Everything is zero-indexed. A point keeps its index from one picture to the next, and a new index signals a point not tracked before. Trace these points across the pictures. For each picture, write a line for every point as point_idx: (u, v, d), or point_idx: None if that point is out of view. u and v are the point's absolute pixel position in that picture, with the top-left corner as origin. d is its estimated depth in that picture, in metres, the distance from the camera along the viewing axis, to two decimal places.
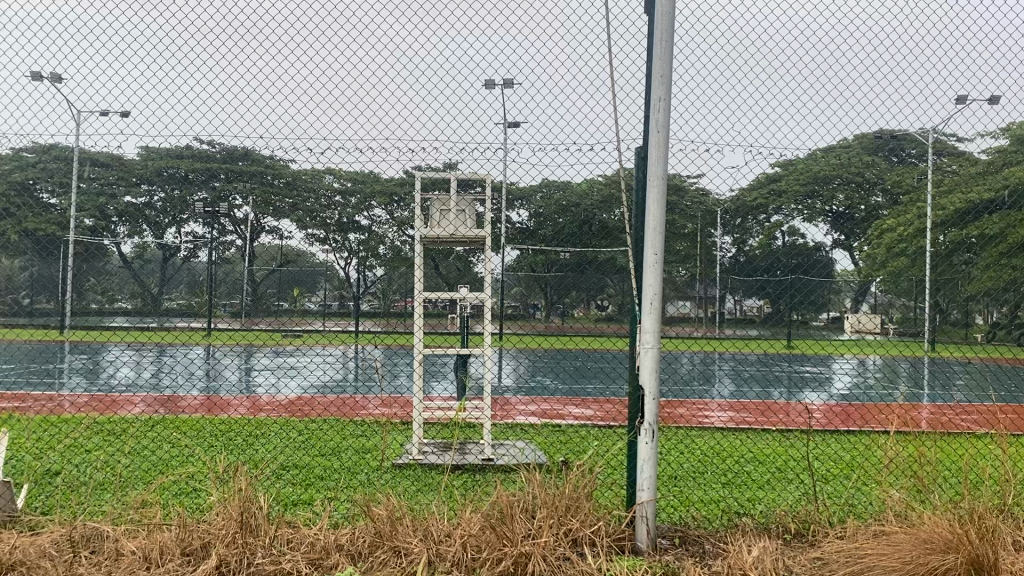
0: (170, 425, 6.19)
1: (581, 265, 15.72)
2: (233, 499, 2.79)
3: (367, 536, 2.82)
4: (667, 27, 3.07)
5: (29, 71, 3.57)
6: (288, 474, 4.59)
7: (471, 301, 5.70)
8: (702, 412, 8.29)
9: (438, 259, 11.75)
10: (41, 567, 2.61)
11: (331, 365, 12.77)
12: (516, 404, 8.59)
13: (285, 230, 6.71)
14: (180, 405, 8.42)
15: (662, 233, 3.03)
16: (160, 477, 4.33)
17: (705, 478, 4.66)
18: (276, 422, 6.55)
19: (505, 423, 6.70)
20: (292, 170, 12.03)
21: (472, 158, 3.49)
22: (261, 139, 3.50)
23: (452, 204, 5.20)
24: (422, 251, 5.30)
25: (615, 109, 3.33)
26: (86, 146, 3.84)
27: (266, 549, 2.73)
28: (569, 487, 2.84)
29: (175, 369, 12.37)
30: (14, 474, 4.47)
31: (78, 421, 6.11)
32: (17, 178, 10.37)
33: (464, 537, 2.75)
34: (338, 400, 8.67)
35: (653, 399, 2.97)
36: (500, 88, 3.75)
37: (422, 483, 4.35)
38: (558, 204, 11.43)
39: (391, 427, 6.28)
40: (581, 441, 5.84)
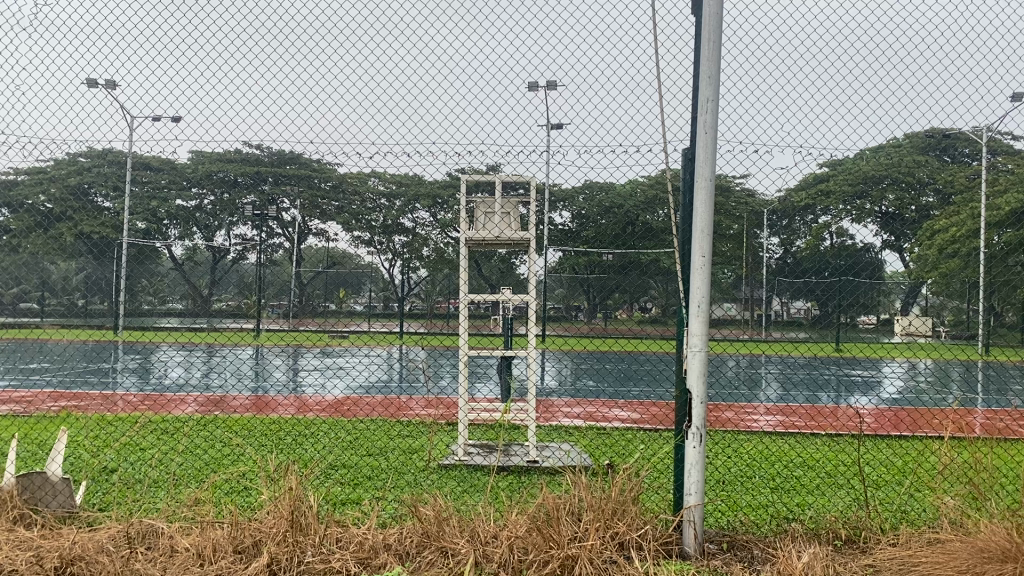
0: (222, 425, 6.29)
1: (625, 267, 15.62)
2: (284, 498, 2.84)
3: (414, 536, 2.85)
4: (715, 26, 3.05)
5: (85, 79, 3.70)
6: (337, 474, 4.65)
7: (515, 303, 5.71)
8: (749, 416, 8.20)
9: (482, 260, 11.78)
10: (99, 563, 2.67)
11: (377, 366, 12.78)
12: (561, 407, 8.56)
13: (332, 232, 6.78)
14: (230, 404, 8.57)
15: (710, 234, 3.00)
16: (213, 475, 4.43)
17: (754, 482, 4.60)
18: (324, 423, 6.64)
19: (550, 425, 6.71)
20: (338, 173, 12.20)
21: (519, 160, 3.51)
22: (308, 144, 3.57)
23: (496, 206, 5.20)
24: (467, 253, 5.30)
25: (662, 109, 3.30)
26: (139, 152, 3.96)
27: (316, 548, 2.77)
28: (616, 491, 2.83)
29: (226, 369, 12.60)
30: (71, 471, 4.59)
31: (133, 420, 6.24)
32: (74, 183, 10.70)
33: (511, 538, 2.74)
34: (384, 401, 8.75)
35: (700, 403, 2.94)
36: (545, 91, 3.75)
37: (468, 484, 4.38)
38: (601, 204, 11.38)
39: (437, 428, 6.33)
40: (627, 444, 5.80)
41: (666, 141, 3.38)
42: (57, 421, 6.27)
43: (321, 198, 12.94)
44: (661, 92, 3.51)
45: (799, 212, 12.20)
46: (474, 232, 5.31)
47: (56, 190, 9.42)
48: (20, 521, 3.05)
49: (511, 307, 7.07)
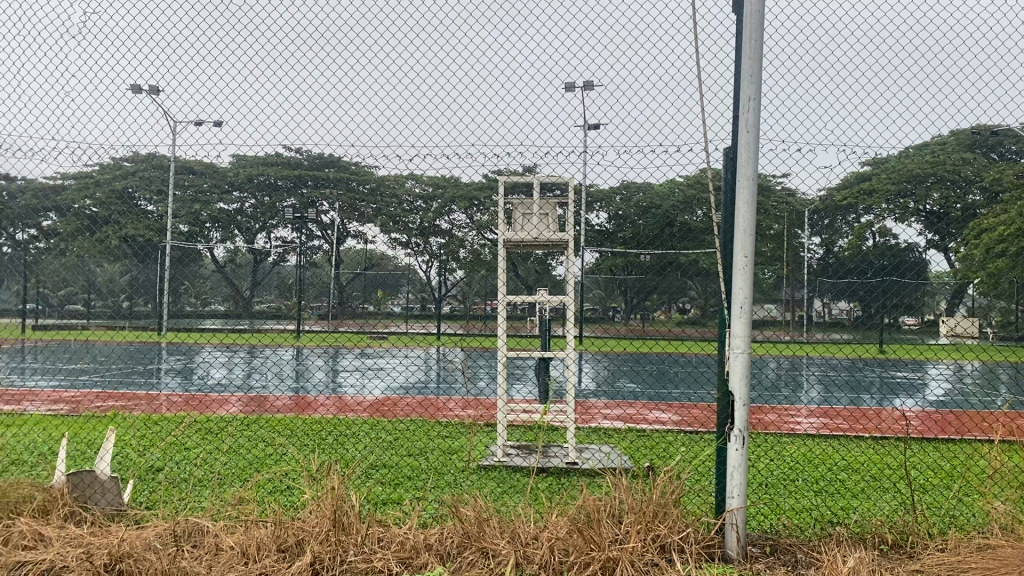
0: (264, 425, 6.38)
1: (663, 268, 15.53)
2: (327, 497, 2.86)
3: (455, 537, 2.86)
4: (757, 23, 3.01)
5: (131, 84, 3.78)
6: (378, 473, 4.70)
7: (553, 304, 5.69)
8: (791, 417, 8.10)
9: (519, 261, 11.79)
10: (146, 560, 2.71)
11: (415, 367, 12.87)
12: (600, 408, 8.55)
13: (370, 233, 6.82)
14: (271, 404, 8.71)
15: (753, 234, 2.96)
16: (256, 475, 4.50)
17: (797, 486, 4.55)
18: (365, 422, 6.72)
19: (589, 426, 6.71)
20: (376, 176, 12.34)
21: (558, 160, 3.51)
22: (349, 147, 3.61)
23: (535, 208, 5.21)
24: (505, 255, 5.27)
25: (703, 108, 3.28)
26: (182, 157, 4.04)
27: (358, 547, 2.79)
28: (657, 493, 2.81)
29: (267, 370, 12.82)
30: (120, 470, 4.70)
31: (178, 420, 6.35)
32: (121, 186, 10.97)
33: (551, 540, 2.74)
34: (423, 401, 8.83)
35: (743, 405, 2.91)
36: (582, 92, 3.75)
37: (507, 485, 4.38)
38: (638, 205, 11.32)
39: (477, 429, 6.37)
40: (668, 447, 5.76)
41: (706, 141, 3.35)
42: (104, 421, 6.40)
43: (359, 200, 13.07)
44: (701, 91, 3.47)
45: (841, 212, 12.04)
46: (511, 234, 5.28)
47: (102, 193, 9.66)
48: (70, 518, 3.12)
49: (548, 308, 7.06)
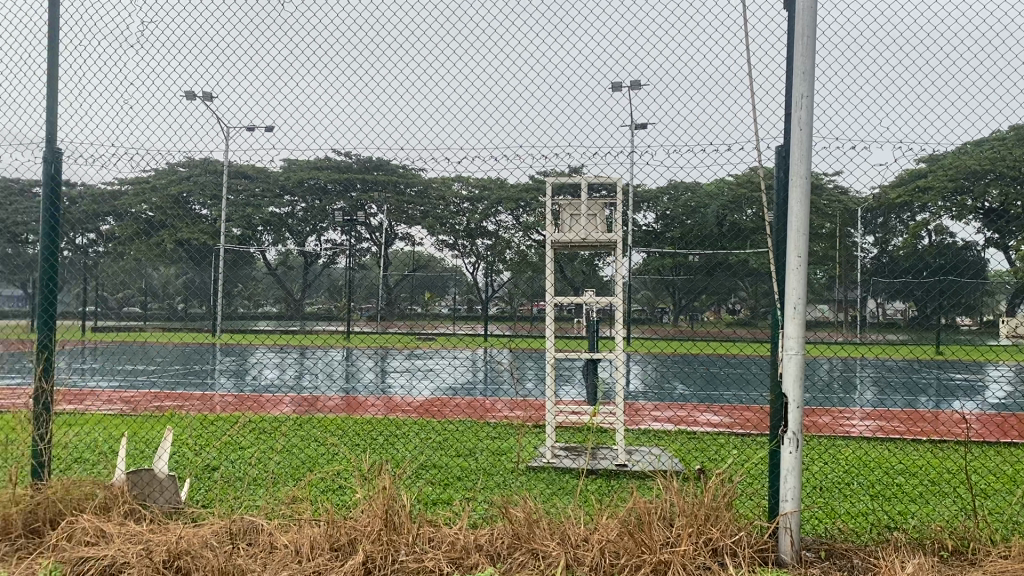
0: (317, 425, 6.46)
1: (711, 268, 15.38)
2: (378, 497, 2.88)
3: (505, 537, 2.86)
4: (808, 19, 2.97)
5: (185, 92, 3.87)
6: (427, 473, 4.74)
7: (600, 305, 5.66)
8: (845, 420, 7.93)
9: (565, 262, 11.76)
10: (204, 558, 2.77)
11: (463, 368, 12.96)
12: (648, 410, 8.48)
13: (418, 235, 6.85)
14: (322, 404, 8.85)
15: (806, 233, 2.92)
16: (308, 474, 4.57)
17: (853, 490, 4.46)
18: (414, 423, 6.77)
19: (638, 429, 6.66)
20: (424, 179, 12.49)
21: (606, 161, 3.49)
22: (399, 151, 3.64)
23: (583, 209, 5.20)
24: (553, 256, 5.25)
25: (754, 107, 3.24)
26: (235, 162, 4.12)
27: (410, 547, 2.81)
28: (709, 496, 2.78)
29: (318, 370, 13.03)
30: (178, 468, 4.81)
31: (233, 420, 6.47)
32: (175, 192, 11.29)
33: (602, 543, 2.73)
34: (471, 402, 8.89)
35: (797, 407, 2.87)
36: (629, 91, 3.73)
37: (557, 487, 4.38)
38: (686, 205, 11.19)
39: (525, 431, 6.37)
40: (719, 449, 5.69)
41: (758, 139, 3.30)
42: (162, 421, 6.54)
43: (408, 203, 13.19)
44: (752, 89, 3.42)
45: (895, 210, 11.77)
46: (559, 234, 5.27)
47: (158, 199, 9.94)
48: (131, 515, 3.19)
49: (597, 309, 7.04)
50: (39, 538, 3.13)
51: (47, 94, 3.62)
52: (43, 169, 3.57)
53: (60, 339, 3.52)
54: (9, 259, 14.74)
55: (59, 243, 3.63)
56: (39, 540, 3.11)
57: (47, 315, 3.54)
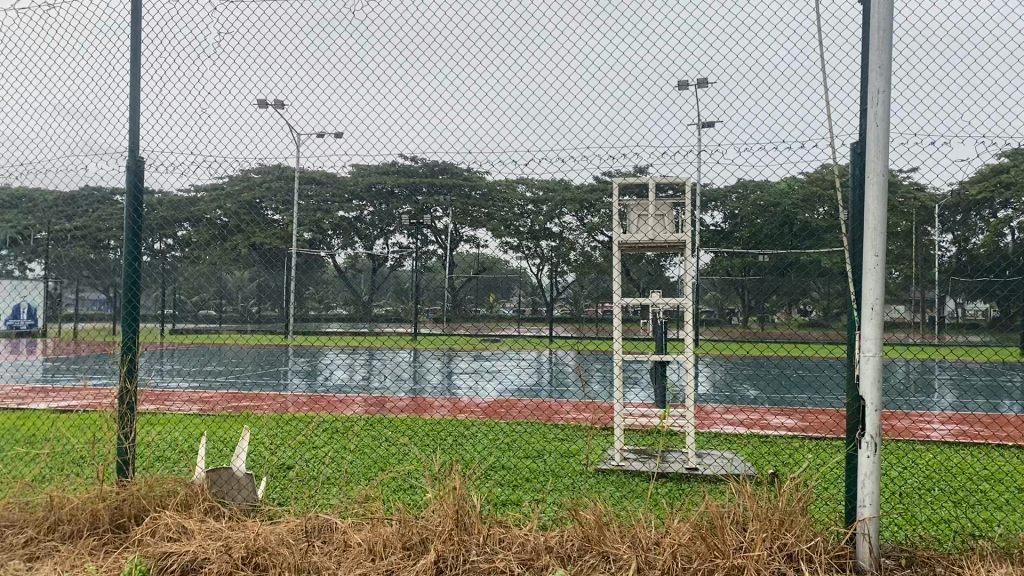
0: (387, 425, 6.56)
1: (782, 268, 15.08)
2: (448, 498, 2.90)
3: (576, 540, 2.85)
4: (884, 13, 2.89)
5: (257, 100, 3.96)
6: (496, 474, 4.78)
7: (667, 307, 5.59)
8: (924, 424, 7.68)
9: (631, 264, 11.64)
10: (280, 555, 2.83)
11: (528, 369, 12.98)
12: (716, 413, 8.37)
13: (482, 237, 6.87)
14: (390, 404, 9.01)
15: (883, 232, 2.84)
16: (380, 474, 4.64)
17: (935, 496, 4.32)
18: (483, 424, 6.82)
19: (709, 432, 6.58)
20: (488, 181, 12.55)
21: (675, 161, 3.46)
22: (466, 154, 3.68)
23: (651, 209, 5.15)
24: (620, 256, 5.21)
25: (828, 104, 3.17)
26: (305, 168, 4.21)
27: (480, 547, 2.82)
28: (783, 500, 2.72)
29: (385, 371, 13.21)
30: (255, 467, 4.95)
31: (307, 419, 6.61)
32: (247, 198, 11.60)
33: (674, 546, 2.70)
34: (536, 403, 8.90)
35: (875, 410, 2.79)
36: (696, 89, 3.68)
37: (626, 490, 4.35)
38: (755, 204, 10.98)
39: (593, 432, 6.35)
40: (794, 453, 5.58)
41: (832, 136, 3.22)
42: (238, 420, 6.72)
43: (472, 205, 13.23)
44: (826, 84, 3.34)
45: (976, 207, 11.34)
46: (627, 234, 5.23)
47: (231, 205, 10.20)
48: (211, 512, 3.29)
49: (664, 311, 6.98)
50: (124, 533, 3.25)
51: (129, 105, 3.75)
52: (127, 176, 3.69)
53: (142, 342, 3.64)
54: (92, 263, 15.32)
55: (140, 249, 3.75)
56: (125, 536, 3.22)
57: (130, 318, 3.66)
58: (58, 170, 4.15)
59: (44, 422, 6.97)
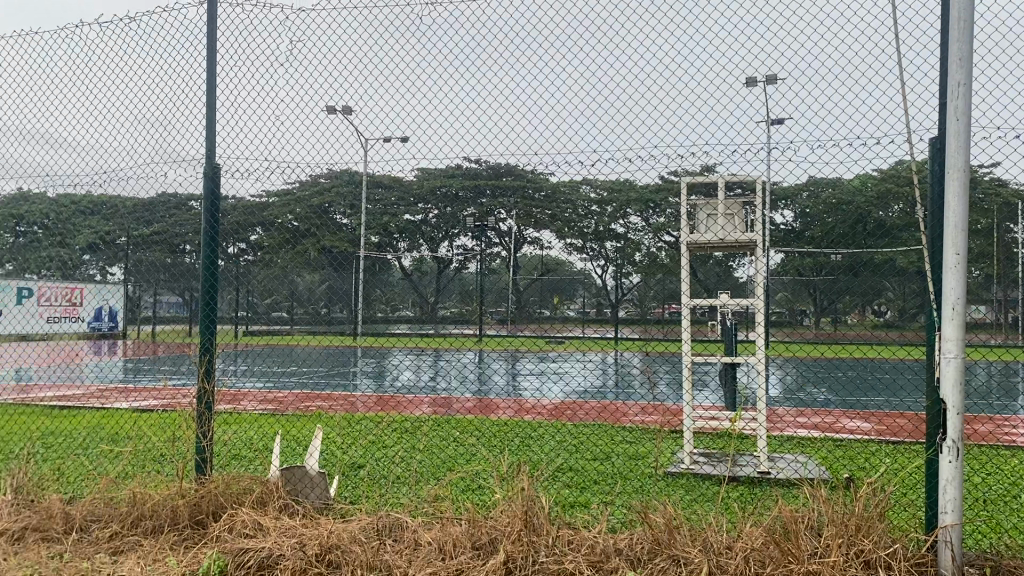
0: (454, 425, 6.61)
1: (855, 268, 14.73)
2: (517, 498, 2.91)
3: (645, 543, 2.83)
4: (965, 3, 2.80)
5: (326, 106, 4.05)
6: (563, 476, 4.77)
7: (736, 308, 5.51)
8: (1008, 429, 7.39)
9: (698, 266, 11.47)
10: (354, 553, 2.89)
11: (593, 372, 12.89)
12: (787, 416, 8.20)
13: (546, 238, 6.86)
14: (456, 405, 9.08)
15: (965, 229, 2.74)
16: (448, 475, 4.67)
17: (1021, 503, 4.16)
18: (550, 425, 6.82)
19: (781, 435, 6.47)
20: (552, 183, 12.53)
21: (745, 160, 3.41)
22: (531, 155, 3.70)
23: (720, 208, 5.09)
24: (688, 256, 5.15)
25: (905, 98, 3.09)
26: (373, 172, 4.29)
27: (550, 548, 2.82)
28: (860, 505, 2.65)
29: (451, 372, 13.30)
30: (327, 466, 5.05)
31: (376, 420, 6.70)
32: (317, 202, 11.79)
33: (746, 551, 2.67)
34: (602, 406, 8.82)
35: (957, 413, 2.70)
36: (765, 85, 3.62)
37: (697, 493, 4.30)
38: (826, 202, 10.72)
39: (663, 435, 6.30)
40: (870, 457, 5.44)
41: (909, 132, 3.14)
42: (309, 420, 6.85)
43: (536, 207, 13.22)
44: (901, 79, 3.26)
45: None
46: (695, 234, 5.18)
47: (301, 210, 10.38)
48: (285, 510, 3.36)
49: (733, 312, 6.88)
50: (202, 529, 3.35)
51: (206, 113, 3.87)
52: (204, 183, 3.82)
53: (220, 344, 3.75)
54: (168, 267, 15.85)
55: (217, 254, 3.87)
56: (203, 532, 3.33)
57: (208, 320, 3.78)
58: (138, 177, 4.31)
59: (127, 421, 7.21)
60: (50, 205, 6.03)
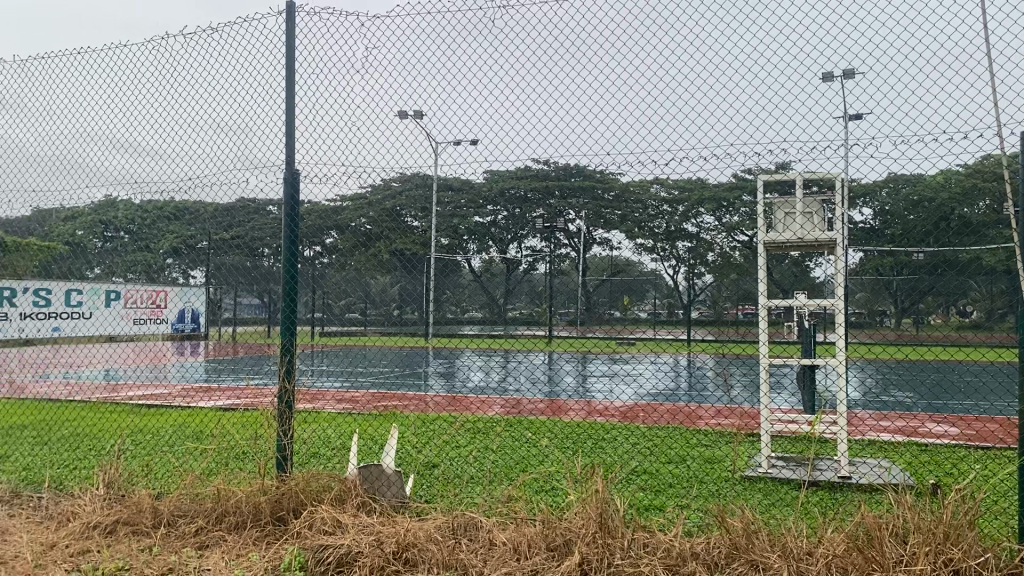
0: (526, 426, 6.64)
1: (938, 268, 14.26)
2: (591, 500, 2.90)
3: (722, 547, 2.79)
4: None
5: (399, 111, 4.10)
6: (638, 479, 4.72)
7: (815, 307, 5.39)
8: None
9: (773, 266, 11.24)
10: (430, 552, 2.94)
11: (666, 373, 12.77)
12: (869, 420, 7.99)
13: (616, 240, 6.84)
14: (528, 406, 9.10)
15: None
16: (520, 474, 4.71)
17: None
18: (623, 427, 6.78)
19: (862, 439, 6.31)
20: (622, 183, 12.47)
21: (825, 155, 3.33)
22: (603, 156, 3.68)
23: (799, 206, 4.99)
24: (766, 256, 5.06)
25: (997, 90, 2.97)
26: (446, 175, 4.33)
27: (625, 551, 2.80)
28: (948, 512, 2.56)
29: (522, 373, 13.34)
30: (403, 465, 5.15)
31: (450, 420, 6.77)
32: (388, 206, 11.95)
33: (828, 557, 2.61)
34: (675, 409, 8.72)
35: None
36: (843, 80, 3.54)
37: (776, 498, 4.21)
38: (907, 199, 10.38)
39: (739, 437, 6.21)
40: (958, 463, 5.26)
41: (999, 124, 3.02)
42: (384, 419, 6.96)
43: (606, 207, 13.17)
44: (990, 70, 3.14)
45: None
46: (772, 233, 5.08)
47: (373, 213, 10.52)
48: (363, 508, 3.41)
49: (810, 313, 6.72)
50: (283, 525, 3.45)
51: (285, 120, 3.97)
52: (284, 188, 3.92)
53: (299, 344, 3.84)
54: (247, 270, 16.32)
55: (297, 257, 3.97)
56: (284, 528, 3.42)
57: (288, 320, 3.87)
58: (221, 184, 4.44)
59: (210, 418, 7.47)
60: (137, 212, 6.26)
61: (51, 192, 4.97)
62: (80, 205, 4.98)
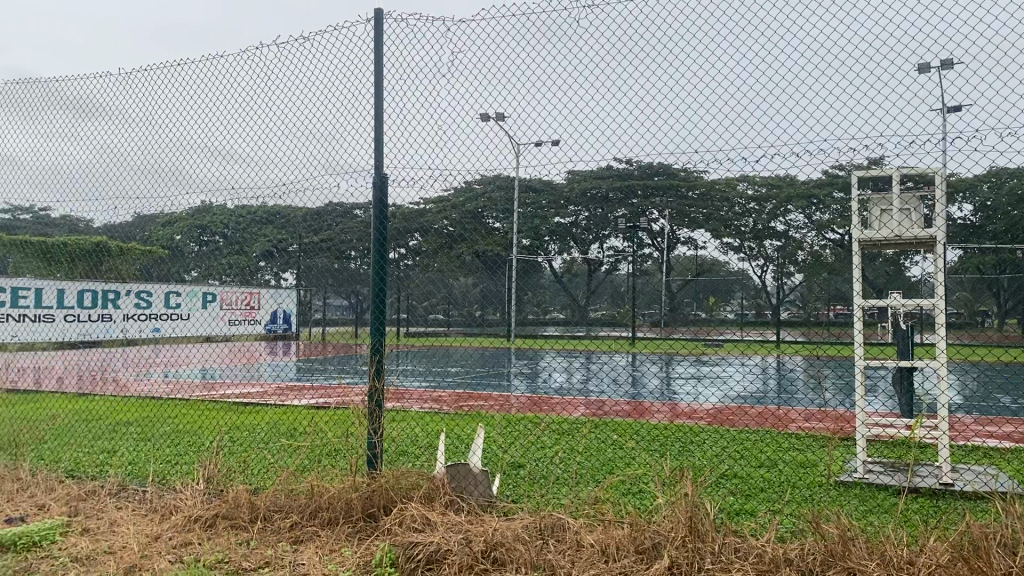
0: (611, 427, 6.60)
1: None
2: (681, 503, 2.86)
3: (817, 554, 2.71)
4: None
5: (481, 113, 4.13)
6: (727, 483, 4.63)
7: (911, 308, 5.19)
8: None
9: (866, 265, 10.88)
10: (517, 551, 2.95)
11: (753, 375, 12.50)
12: (971, 425, 7.64)
13: (702, 239, 6.75)
14: (612, 407, 9.05)
15: None
16: (607, 477, 4.68)
17: None
18: (710, 430, 6.67)
19: (964, 445, 6.05)
20: (707, 181, 12.26)
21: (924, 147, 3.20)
22: (687, 153, 3.64)
23: (896, 202, 4.83)
24: (860, 254, 4.91)
25: None
26: (529, 176, 4.35)
27: (715, 555, 2.76)
28: None
29: (606, 374, 13.25)
30: (489, 464, 5.19)
31: (535, 420, 6.79)
32: (471, 208, 12.06)
33: (931, 567, 2.51)
34: (765, 412, 8.53)
35: None
36: (941, 70, 3.40)
37: (872, 504, 4.07)
38: (1012, 193, 9.90)
39: (831, 442, 6.04)
40: None
41: None
42: (469, 418, 7.03)
43: (690, 206, 12.97)
44: None
45: None
46: (868, 231, 4.92)
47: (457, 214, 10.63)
48: (451, 506, 3.45)
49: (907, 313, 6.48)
50: (374, 521, 3.51)
51: (372, 125, 4.06)
52: (372, 193, 4.00)
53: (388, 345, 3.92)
54: (334, 272, 16.70)
55: (386, 260, 4.04)
56: (375, 524, 3.49)
57: (377, 321, 3.95)
58: (311, 189, 4.57)
59: (301, 417, 7.68)
60: (232, 217, 6.49)
61: (152, 197, 5.20)
62: (180, 211, 5.21)
